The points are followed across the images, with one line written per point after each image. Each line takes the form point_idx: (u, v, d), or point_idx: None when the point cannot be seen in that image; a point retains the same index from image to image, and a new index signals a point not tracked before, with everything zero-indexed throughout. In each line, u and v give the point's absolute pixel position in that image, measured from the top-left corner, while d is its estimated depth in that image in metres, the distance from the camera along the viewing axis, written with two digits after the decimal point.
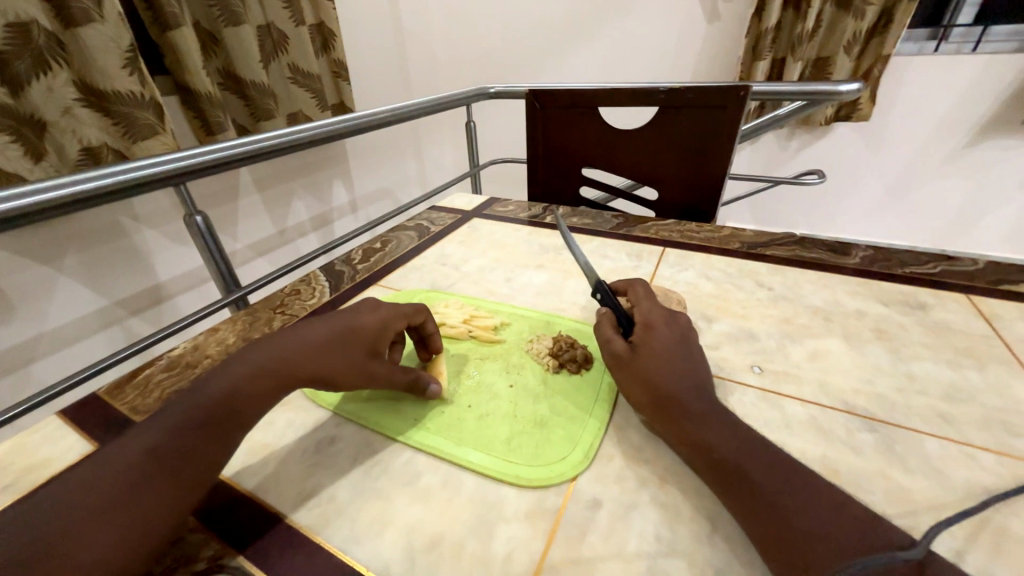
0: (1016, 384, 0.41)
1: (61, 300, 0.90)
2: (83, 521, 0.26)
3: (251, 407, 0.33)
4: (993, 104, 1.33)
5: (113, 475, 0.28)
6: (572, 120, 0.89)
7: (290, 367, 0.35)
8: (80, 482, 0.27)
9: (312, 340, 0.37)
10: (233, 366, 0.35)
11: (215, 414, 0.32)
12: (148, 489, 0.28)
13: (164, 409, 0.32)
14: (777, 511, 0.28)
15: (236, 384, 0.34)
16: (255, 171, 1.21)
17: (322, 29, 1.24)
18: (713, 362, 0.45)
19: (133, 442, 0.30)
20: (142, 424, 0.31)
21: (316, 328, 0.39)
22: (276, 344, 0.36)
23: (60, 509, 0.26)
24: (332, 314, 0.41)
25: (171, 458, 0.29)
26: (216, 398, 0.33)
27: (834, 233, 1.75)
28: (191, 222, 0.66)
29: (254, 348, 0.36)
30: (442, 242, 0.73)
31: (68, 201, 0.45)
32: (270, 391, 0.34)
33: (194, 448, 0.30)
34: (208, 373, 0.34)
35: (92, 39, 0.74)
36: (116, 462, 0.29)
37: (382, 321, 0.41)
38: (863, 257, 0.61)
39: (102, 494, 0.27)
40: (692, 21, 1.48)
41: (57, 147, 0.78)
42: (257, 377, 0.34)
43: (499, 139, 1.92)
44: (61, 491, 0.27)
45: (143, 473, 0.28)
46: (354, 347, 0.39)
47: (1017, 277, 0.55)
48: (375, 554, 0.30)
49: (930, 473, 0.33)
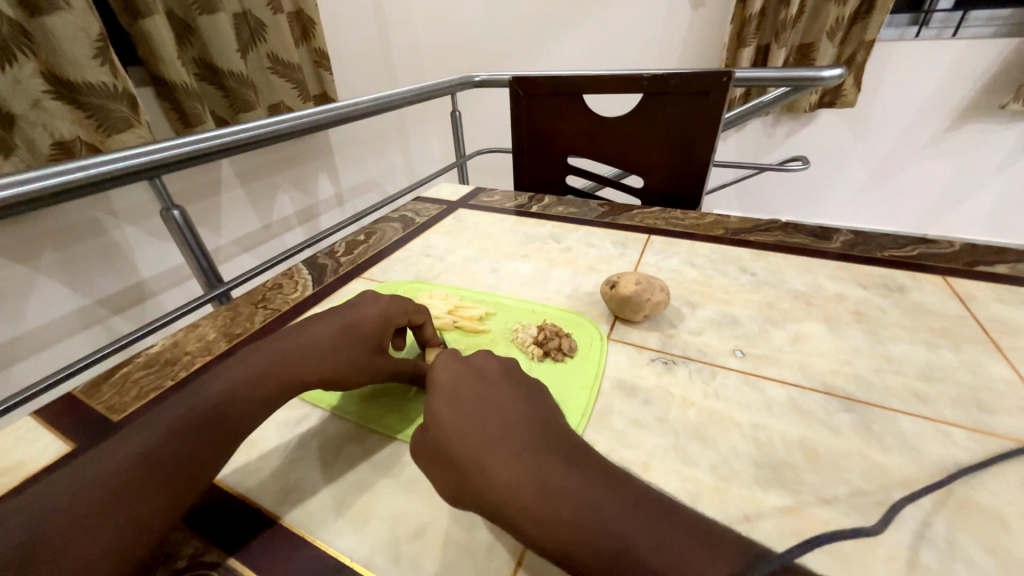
0: (989, 362, 0.42)
1: (39, 299, 0.88)
2: (73, 524, 0.26)
3: (247, 410, 0.34)
4: (972, 90, 1.35)
5: (100, 478, 0.28)
6: (556, 108, 0.88)
7: (290, 370, 0.36)
8: (69, 483, 0.27)
9: (313, 341, 0.38)
10: (234, 371, 0.35)
11: (212, 416, 0.32)
12: (140, 491, 0.28)
13: (160, 411, 0.32)
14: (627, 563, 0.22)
15: (235, 388, 0.34)
16: (237, 164, 1.18)
17: (302, 17, 1.20)
18: (697, 347, 0.46)
19: (126, 444, 0.30)
20: (135, 425, 0.31)
21: (316, 328, 0.39)
22: (277, 349, 0.37)
23: (46, 510, 0.26)
24: (333, 312, 0.41)
25: (164, 460, 0.29)
26: (213, 401, 0.33)
27: (819, 219, 1.78)
28: (169, 216, 0.64)
29: (254, 352, 0.37)
30: (427, 233, 0.73)
31: (40, 195, 0.43)
32: (269, 393, 0.35)
33: (189, 450, 0.31)
34: (207, 377, 0.34)
35: (59, 28, 0.71)
36: (107, 464, 0.29)
37: (381, 315, 0.41)
38: (843, 242, 0.62)
39: (93, 495, 0.27)
40: (678, 9, 1.47)
41: (26, 141, 0.75)
42: (255, 380, 0.35)
43: (485, 129, 1.90)
44: (48, 492, 0.27)
45: (135, 475, 0.28)
46: (354, 345, 0.39)
47: (992, 258, 0.56)
48: (359, 546, 0.31)
49: (905, 450, 0.34)
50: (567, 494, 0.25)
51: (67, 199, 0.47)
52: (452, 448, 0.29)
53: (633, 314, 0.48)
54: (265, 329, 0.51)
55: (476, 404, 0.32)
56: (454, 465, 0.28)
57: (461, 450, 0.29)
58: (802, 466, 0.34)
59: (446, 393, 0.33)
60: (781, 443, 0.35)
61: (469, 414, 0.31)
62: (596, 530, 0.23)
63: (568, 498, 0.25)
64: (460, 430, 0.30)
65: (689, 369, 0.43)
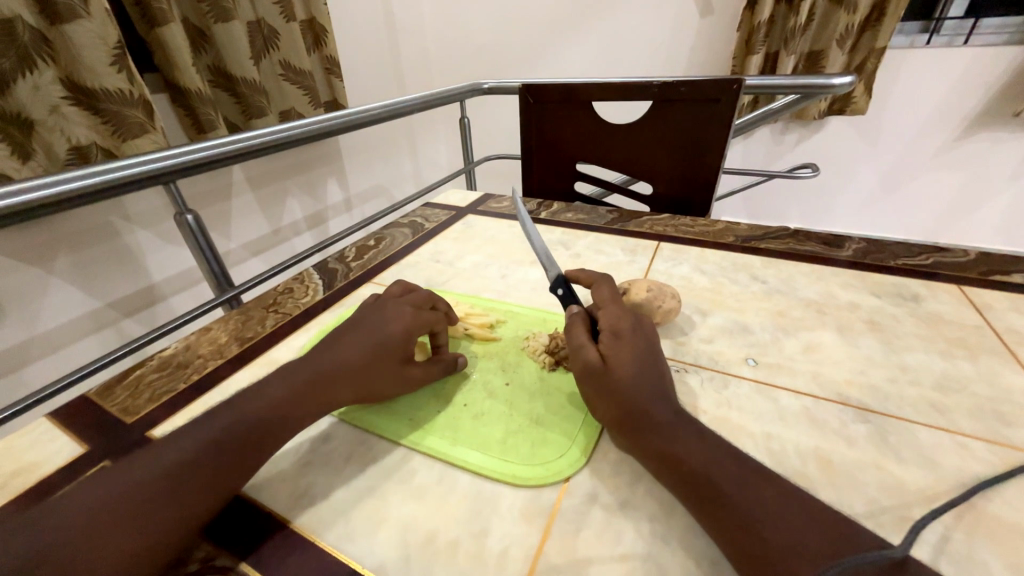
0: (1007, 373, 0.41)
1: (53, 301, 0.89)
2: (110, 529, 0.26)
3: (278, 428, 0.34)
4: (983, 98, 1.34)
5: (139, 485, 0.28)
6: (565, 114, 0.88)
7: (327, 388, 0.37)
8: (109, 488, 0.28)
9: (347, 360, 0.39)
10: (274, 388, 0.36)
11: (247, 433, 0.33)
12: (168, 503, 0.28)
13: (195, 422, 0.33)
14: (766, 561, 0.25)
15: (268, 407, 0.35)
16: (247, 169, 1.20)
17: (314, 25, 1.22)
18: (708, 356, 0.45)
19: (158, 454, 0.30)
20: (177, 433, 0.32)
21: (347, 347, 0.39)
22: (316, 366, 0.38)
23: (81, 511, 0.27)
24: (361, 327, 0.41)
25: (194, 473, 0.30)
26: (252, 417, 0.34)
27: (827, 226, 1.76)
28: (182, 221, 0.64)
29: (294, 368, 0.38)
30: (436, 238, 0.73)
31: (74, 195, 0.45)
32: (302, 412, 0.36)
33: (222, 465, 0.31)
34: (248, 392, 0.36)
35: (78, 36, 0.73)
36: (141, 471, 0.29)
37: (408, 331, 0.41)
38: (856, 250, 0.61)
39: (124, 503, 0.27)
40: (685, 16, 1.48)
41: (45, 146, 0.77)
42: (295, 398, 0.36)
43: (492, 134, 1.92)
44: (88, 496, 0.28)
45: (171, 485, 0.29)
46: (381, 359, 0.39)
47: (1009, 268, 0.55)
48: (369, 552, 0.30)
49: (922, 462, 0.34)
50: (733, 474, 0.29)
51: (98, 200, 0.48)
52: (629, 398, 0.34)
53: None
54: (276, 334, 0.52)
55: (651, 367, 0.37)
56: (630, 421, 0.34)
57: (645, 413, 0.33)
58: (817, 477, 0.33)
59: (624, 350, 0.37)
60: (795, 454, 0.35)
61: (648, 375, 0.36)
62: (749, 521, 0.27)
63: (726, 482, 0.29)
64: (640, 389, 0.35)
65: (701, 378, 0.43)
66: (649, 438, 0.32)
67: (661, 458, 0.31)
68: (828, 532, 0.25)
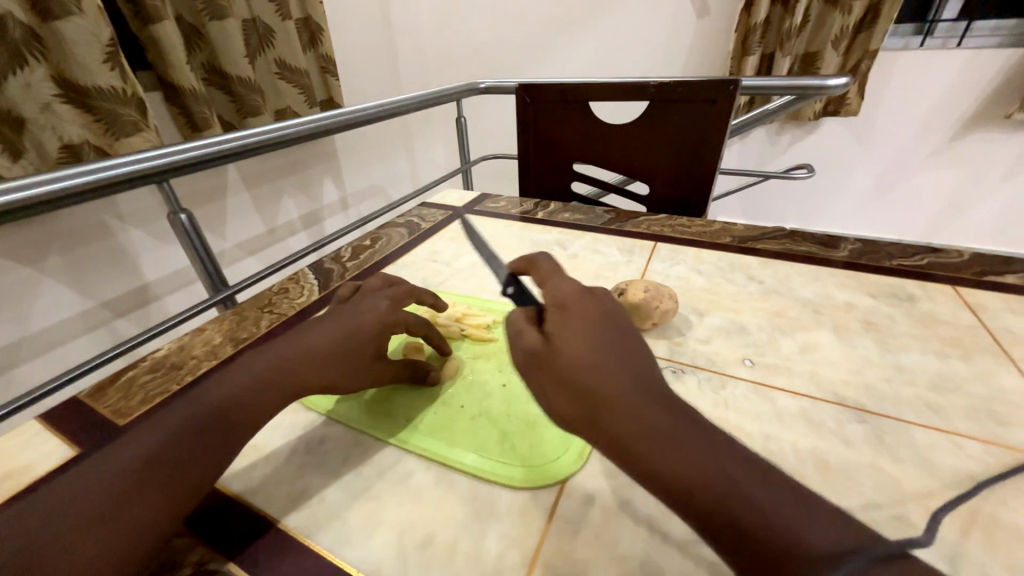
0: (1001, 373, 0.41)
1: (44, 301, 0.88)
2: (77, 531, 0.25)
3: (250, 414, 0.34)
4: (976, 100, 1.35)
5: (103, 485, 0.28)
6: (562, 114, 0.88)
7: (294, 374, 0.36)
8: (75, 490, 0.27)
9: (314, 346, 0.38)
10: (237, 375, 0.35)
11: (214, 423, 0.32)
12: (143, 500, 0.27)
13: (161, 416, 0.32)
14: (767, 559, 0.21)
15: (236, 393, 0.34)
16: (242, 168, 1.19)
17: (309, 23, 1.21)
18: (706, 356, 0.45)
19: (126, 449, 0.30)
20: (142, 429, 0.31)
21: (317, 333, 0.38)
22: (281, 352, 0.37)
23: (50, 516, 0.26)
24: (334, 316, 0.41)
25: (163, 465, 0.29)
26: (218, 406, 0.33)
27: (822, 227, 1.77)
28: (176, 220, 0.64)
29: (260, 355, 0.37)
30: (432, 238, 0.73)
31: (68, 194, 0.45)
32: (272, 396, 0.35)
33: (190, 458, 0.30)
34: (211, 381, 0.34)
35: (70, 33, 0.72)
36: (108, 468, 0.28)
37: (380, 320, 0.41)
38: (851, 250, 0.62)
39: (91, 503, 0.27)
40: (681, 17, 1.48)
41: (37, 145, 0.76)
42: (261, 384, 0.35)
43: (489, 135, 1.92)
44: (54, 499, 0.27)
45: (137, 483, 0.28)
46: (353, 348, 0.39)
47: (1003, 268, 0.55)
48: (366, 555, 0.30)
49: (918, 462, 0.34)
50: (719, 459, 0.25)
51: (92, 199, 0.48)
52: (586, 377, 0.29)
53: (641, 322, 0.48)
54: (270, 334, 0.51)
55: (609, 341, 0.32)
56: (589, 403, 0.28)
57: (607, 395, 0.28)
58: (814, 478, 0.33)
59: (574, 326, 0.32)
60: (793, 454, 0.35)
61: (608, 348, 0.31)
62: (734, 509, 0.23)
63: (702, 461, 0.25)
64: (598, 364, 0.30)
65: (698, 378, 0.43)
66: (611, 419, 0.27)
67: (626, 444, 0.26)
68: (820, 518, 0.22)
